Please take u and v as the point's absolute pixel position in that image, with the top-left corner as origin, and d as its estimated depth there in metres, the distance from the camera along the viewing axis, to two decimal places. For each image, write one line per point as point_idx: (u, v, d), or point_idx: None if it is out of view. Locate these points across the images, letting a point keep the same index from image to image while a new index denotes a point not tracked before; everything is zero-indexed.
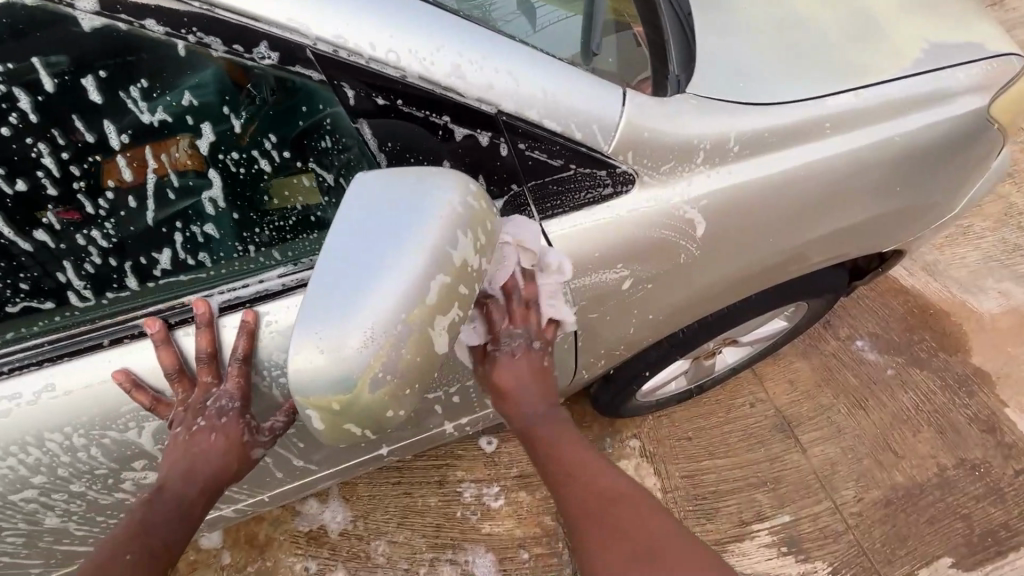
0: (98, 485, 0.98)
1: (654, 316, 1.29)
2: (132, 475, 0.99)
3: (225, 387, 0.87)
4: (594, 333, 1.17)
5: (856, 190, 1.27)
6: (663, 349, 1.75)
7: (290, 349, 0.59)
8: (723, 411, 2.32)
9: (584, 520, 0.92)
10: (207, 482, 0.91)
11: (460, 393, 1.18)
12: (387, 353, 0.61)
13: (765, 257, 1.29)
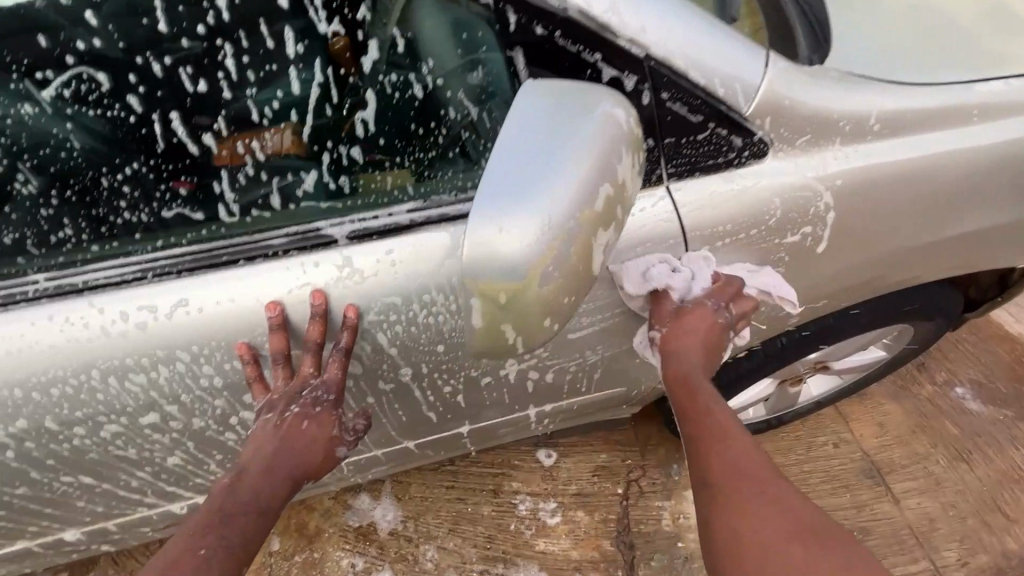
0: (205, 415, 1.00)
1: (764, 309, 1.22)
2: (236, 408, 1.00)
3: (324, 379, 0.92)
4: (699, 344, 1.03)
5: (997, 188, 1.17)
6: (754, 360, 1.62)
7: (466, 231, 0.57)
8: (805, 448, 2.27)
9: (745, 486, 0.86)
10: (293, 476, 0.93)
11: (556, 369, 1.16)
12: (557, 248, 0.59)
13: (889, 257, 1.20)
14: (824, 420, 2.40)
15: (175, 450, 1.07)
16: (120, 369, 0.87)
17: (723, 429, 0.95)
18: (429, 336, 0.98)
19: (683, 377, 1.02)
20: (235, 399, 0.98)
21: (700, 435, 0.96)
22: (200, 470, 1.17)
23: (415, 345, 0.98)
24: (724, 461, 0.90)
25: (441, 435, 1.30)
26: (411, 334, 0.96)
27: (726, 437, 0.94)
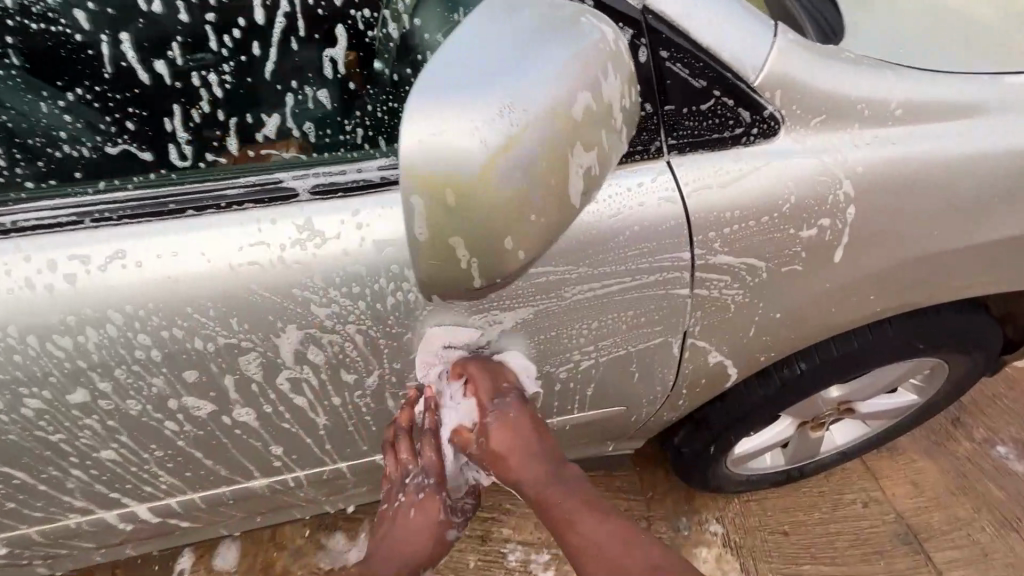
0: (143, 397, 0.89)
1: (780, 317, 1.09)
2: (176, 391, 0.89)
3: (422, 465, 1.01)
4: (528, 447, 0.99)
5: None
6: (770, 391, 1.45)
7: (408, 104, 0.52)
8: (828, 505, 2.11)
9: (589, 546, 0.92)
10: (405, 567, 1.00)
11: (545, 375, 1.04)
12: (514, 142, 0.52)
13: (918, 262, 1.08)
14: (849, 474, 2.17)
15: (107, 441, 0.96)
16: (44, 330, 0.77)
17: (577, 506, 0.97)
18: (397, 309, 0.88)
19: (549, 487, 0.99)
20: (178, 380, 0.87)
21: (562, 510, 0.96)
22: (139, 468, 1.04)
23: (381, 320, 0.88)
24: (598, 562, 0.90)
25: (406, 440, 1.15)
26: (374, 304, 0.86)
27: (576, 505, 0.97)
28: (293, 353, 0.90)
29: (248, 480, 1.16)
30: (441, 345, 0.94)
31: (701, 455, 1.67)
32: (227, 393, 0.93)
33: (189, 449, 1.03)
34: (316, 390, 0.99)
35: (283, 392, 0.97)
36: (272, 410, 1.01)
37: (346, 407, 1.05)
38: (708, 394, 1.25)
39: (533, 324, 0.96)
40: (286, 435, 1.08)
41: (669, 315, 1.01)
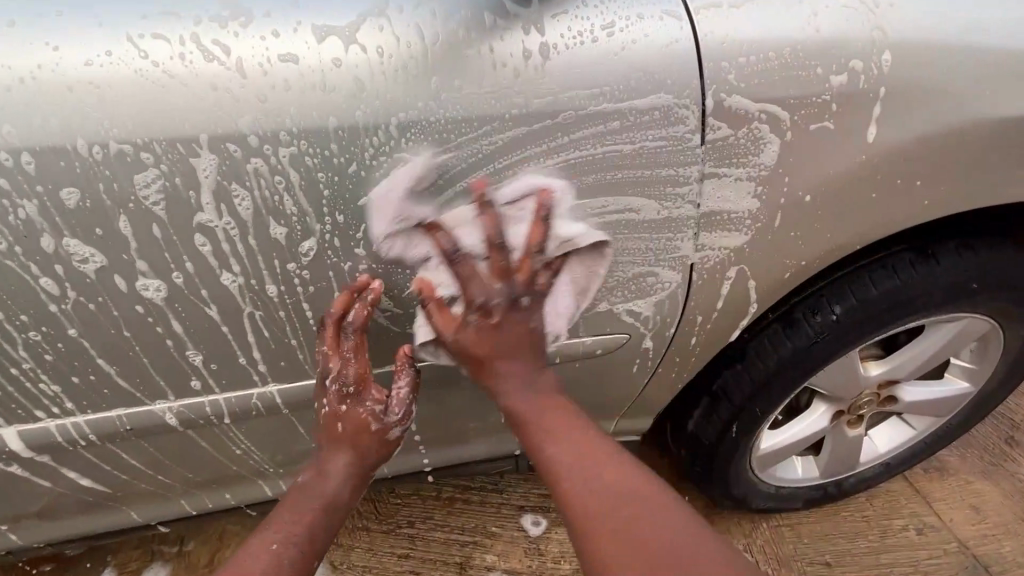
0: (14, 230, 0.72)
1: (811, 198, 0.92)
2: (59, 223, 0.72)
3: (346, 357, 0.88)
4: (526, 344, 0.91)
5: None
6: (801, 344, 1.19)
7: None
8: (877, 532, 1.74)
9: (631, 519, 0.76)
10: (353, 474, 0.93)
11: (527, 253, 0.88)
12: None
13: (966, 138, 0.92)
14: (897, 496, 1.83)
15: None
16: None
17: (574, 458, 0.84)
18: (338, 123, 0.73)
19: (535, 404, 0.90)
20: (58, 207, 0.71)
21: (581, 461, 0.83)
22: (11, 365, 0.84)
23: (320, 138, 0.73)
24: (599, 511, 0.77)
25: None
26: (310, 111, 0.72)
27: (564, 442, 0.86)
28: (209, 185, 0.73)
29: (153, 403, 0.93)
30: (399, 183, 0.78)
31: (720, 443, 1.37)
32: (125, 239, 0.75)
33: (77, 335, 0.83)
34: (239, 256, 0.80)
35: (196, 254, 0.79)
36: (184, 286, 0.82)
37: (277, 289, 0.85)
38: (720, 314, 1.06)
39: (510, 167, 0.80)
40: (202, 334, 0.87)
41: (673, 173, 0.86)
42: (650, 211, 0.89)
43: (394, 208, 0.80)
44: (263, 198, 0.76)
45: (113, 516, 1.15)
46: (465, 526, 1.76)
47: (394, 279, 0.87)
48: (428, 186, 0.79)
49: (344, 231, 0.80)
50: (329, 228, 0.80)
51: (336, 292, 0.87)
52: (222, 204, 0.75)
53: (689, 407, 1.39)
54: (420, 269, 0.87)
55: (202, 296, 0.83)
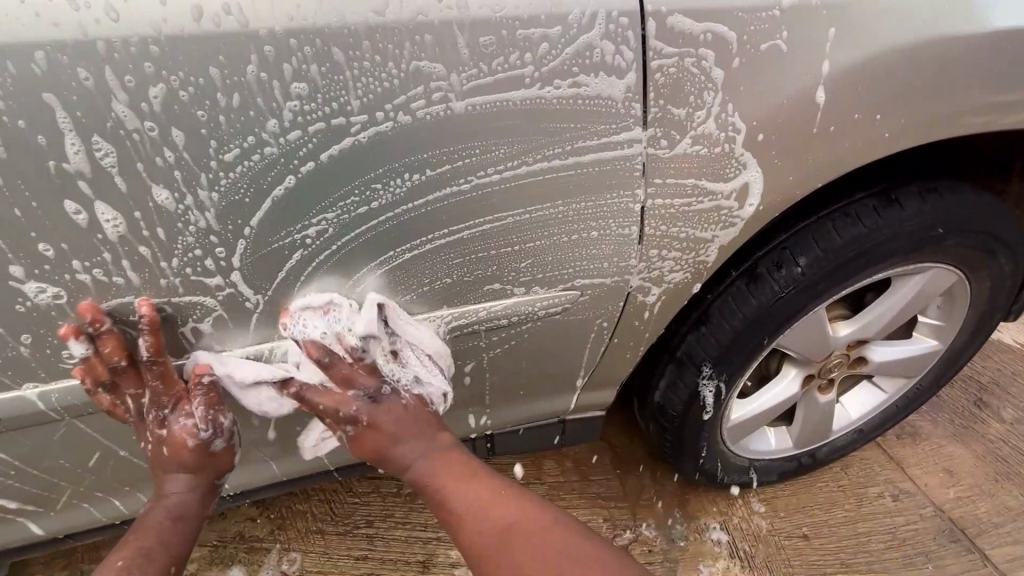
0: None
1: (763, 137, 0.86)
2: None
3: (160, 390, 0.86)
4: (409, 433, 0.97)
5: None
6: (767, 302, 1.13)
7: None
8: (853, 501, 1.70)
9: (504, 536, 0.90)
10: (191, 484, 0.95)
11: (451, 217, 0.79)
12: None
13: (921, 65, 0.86)
14: (871, 464, 1.79)
15: None
16: None
17: (444, 479, 0.96)
18: (217, 45, 0.63)
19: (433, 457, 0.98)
20: None
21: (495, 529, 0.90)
22: None
23: (194, 63, 0.63)
24: (464, 523, 0.93)
25: (263, 311, 0.82)
26: (177, 30, 0.62)
27: (465, 484, 0.96)
28: (65, 126, 0.63)
29: (24, 387, 0.80)
30: (295, 117, 0.68)
31: (689, 413, 1.30)
32: None
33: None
34: (112, 213, 0.69)
35: (57, 214, 0.68)
36: (52, 260, 0.70)
37: (162, 252, 0.74)
38: (676, 271, 0.98)
39: (428, 99, 0.71)
40: (77, 309, 0.75)
41: (615, 102, 0.77)
42: (593, 148, 0.79)
43: (292, 145, 0.70)
44: (130, 139, 0.65)
45: (11, 533, 1.02)
46: (426, 523, 1.64)
47: (298, 230, 0.76)
48: (333, 118, 0.69)
49: (238, 177, 0.70)
50: (216, 175, 0.69)
51: (237, 249, 0.76)
52: (80, 146, 0.64)
53: (655, 377, 1.31)
54: (331, 218, 0.76)
55: (73, 263, 0.72)
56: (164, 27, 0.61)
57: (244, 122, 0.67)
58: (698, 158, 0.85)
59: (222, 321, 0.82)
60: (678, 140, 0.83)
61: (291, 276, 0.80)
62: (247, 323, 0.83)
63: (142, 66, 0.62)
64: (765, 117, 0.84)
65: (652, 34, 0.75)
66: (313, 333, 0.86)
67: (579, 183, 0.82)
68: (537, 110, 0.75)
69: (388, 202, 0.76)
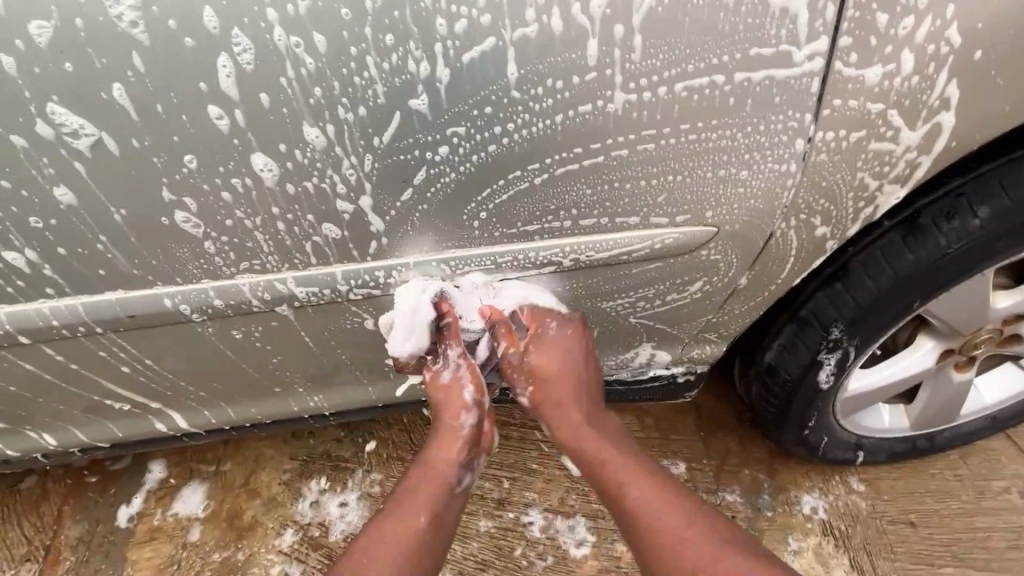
0: None
1: (981, 56, 0.65)
2: (24, 78, 0.55)
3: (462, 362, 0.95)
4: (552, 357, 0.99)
5: None
6: (926, 257, 0.96)
7: None
8: (972, 493, 1.53)
9: (615, 457, 0.91)
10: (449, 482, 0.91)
11: (594, 136, 0.67)
12: None
13: None
14: (999, 454, 1.59)
15: None
16: None
17: (618, 450, 0.93)
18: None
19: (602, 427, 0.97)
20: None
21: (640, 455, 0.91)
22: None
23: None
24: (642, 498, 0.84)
25: (383, 238, 0.75)
26: None
27: (635, 467, 0.89)
28: (210, 19, 0.54)
29: (163, 288, 0.75)
30: (438, 15, 0.57)
31: (809, 380, 1.17)
32: (118, 105, 0.57)
33: (67, 226, 0.66)
34: (254, 132, 0.61)
35: (201, 122, 0.60)
36: (194, 172, 0.63)
37: (298, 174, 0.66)
38: (829, 223, 0.81)
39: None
40: (213, 227, 0.69)
41: (789, 14, 0.60)
42: (764, 60, 0.63)
43: (433, 49, 0.59)
44: (278, 50, 0.56)
45: (136, 430, 1.08)
46: (503, 462, 1.65)
47: (418, 146, 0.65)
48: (480, 16, 0.57)
49: (380, 85, 0.60)
50: (352, 87, 0.60)
51: (359, 167, 0.66)
52: (226, 58, 0.56)
53: (772, 337, 1.18)
54: (462, 133, 0.65)
55: (209, 179, 0.64)
56: None
57: (377, 19, 0.56)
58: (905, 85, 0.66)
59: (343, 247, 0.75)
60: (869, 66, 0.64)
61: (411, 198, 0.70)
62: (355, 242, 0.74)
63: None
64: (1004, 26, 0.63)
65: None
66: (424, 255, 0.78)
67: (742, 104, 0.66)
68: (705, 11, 0.59)
69: (525, 118, 0.65)
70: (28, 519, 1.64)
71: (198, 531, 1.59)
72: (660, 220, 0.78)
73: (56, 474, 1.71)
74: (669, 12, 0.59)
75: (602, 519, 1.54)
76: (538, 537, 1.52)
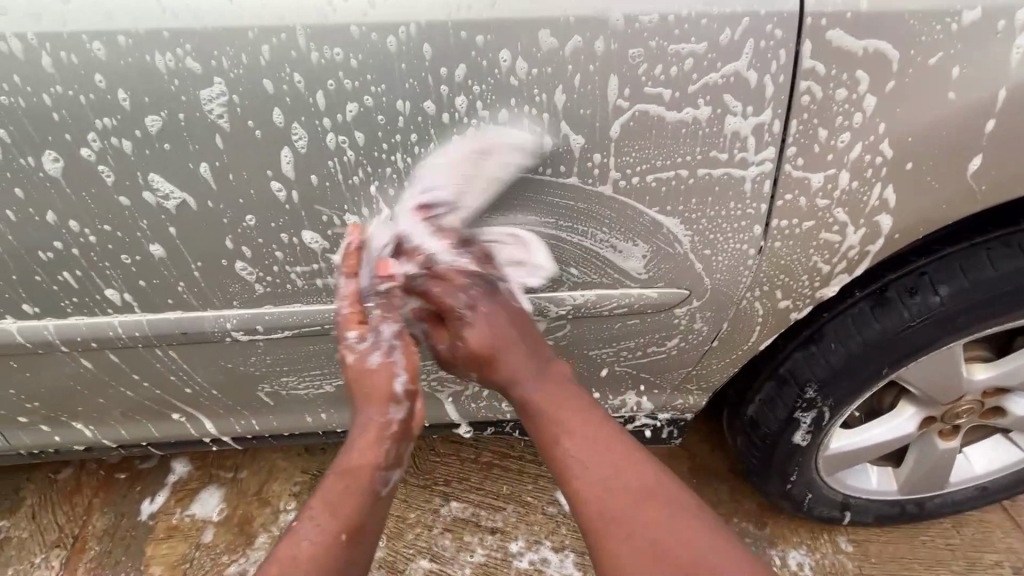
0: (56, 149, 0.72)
1: (912, 166, 0.77)
2: (134, 155, 0.73)
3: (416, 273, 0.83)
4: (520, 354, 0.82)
5: None
6: (890, 329, 1.05)
7: None
8: (963, 564, 1.53)
9: (572, 445, 0.75)
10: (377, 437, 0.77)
11: (580, 211, 0.81)
12: None
13: None
14: (993, 528, 1.58)
15: (44, 237, 0.79)
16: None
17: (573, 425, 0.77)
18: (399, 54, 0.67)
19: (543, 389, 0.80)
20: (120, 127, 0.70)
21: (611, 446, 0.75)
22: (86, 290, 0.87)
23: (380, 69, 0.68)
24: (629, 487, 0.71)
25: None
26: (366, 43, 0.67)
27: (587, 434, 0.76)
28: (277, 117, 0.71)
29: (213, 313, 0.90)
30: (454, 126, 0.72)
31: (788, 436, 1.24)
32: (202, 178, 0.75)
33: (150, 262, 0.83)
34: (303, 202, 0.78)
35: (263, 192, 0.77)
36: (252, 227, 0.80)
37: (333, 232, 0.81)
38: (789, 295, 0.94)
39: (553, 114, 0.72)
40: (261, 271, 0.85)
41: (739, 135, 0.75)
42: (722, 161, 0.77)
43: (449, 148, 0.74)
44: (327, 143, 0.73)
45: (173, 433, 1.22)
46: (499, 493, 1.73)
47: (433, 215, 0.80)
48: (485, 125, 0.72)
49: (403, 171, 0.76)
50: (382, 172, 0.75)
51: (382, 230, 0.81)
52: (287, 150, 0.73)
53: (754, 391, 1.26)
54: (463, 209, 0.80)
55: (263, 233, 0.81)
56: (352, 32, 0.66)
57: (405, 123, 0.72)
58: (845, 188, 0.79)
59: None
60: (814, 170, 0.78)
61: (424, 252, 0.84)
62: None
63: (324, 77, 0.68)
64: (930, 146, 0.76)
65: (817, 49, 0.69)
66: None
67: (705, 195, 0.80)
68: (673, 125, 0.73)
69: (516, 199, 0.79)
70: (61, 508, 1.78)
71: (211, 533, 1.71)
72: (633, 277, 0.90)
73: (90, 468, 1.86)
74: (645, 124, 0.73)
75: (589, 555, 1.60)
76: (527, 568, 1.58)
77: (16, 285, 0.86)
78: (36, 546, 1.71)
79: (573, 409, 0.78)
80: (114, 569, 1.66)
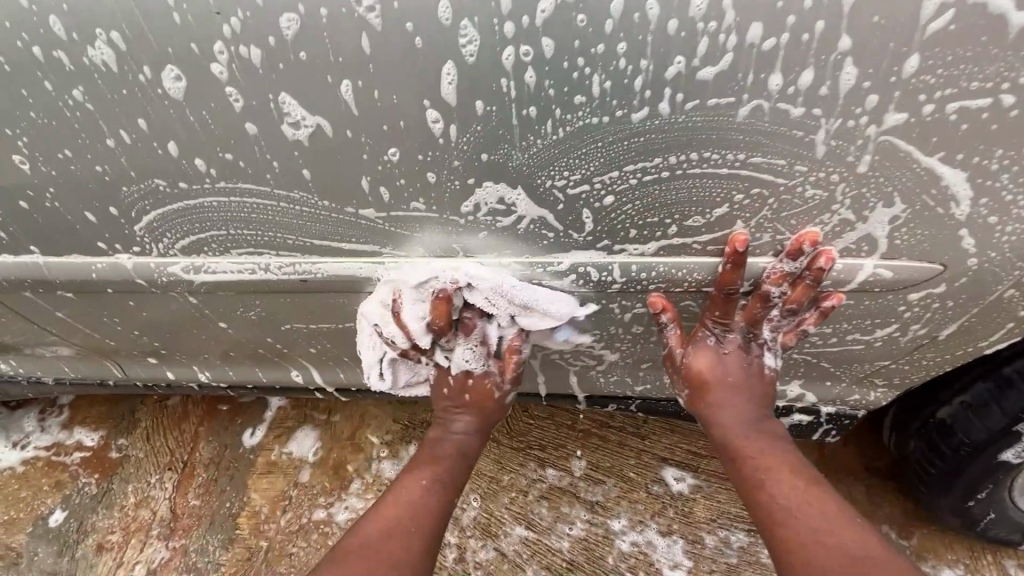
0: (182, 64, 0.62)
1: None
2: (266, 69, 0.61)
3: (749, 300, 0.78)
4: (743, 395, 0.83)
5: None
6: None
7: None
8: None
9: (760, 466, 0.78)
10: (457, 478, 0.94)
11: (835, 156, 0.61)
12: None
13: None
14: None
15: (169, 173, 0.73)
16: None
17: (771, 468, 0.77)
18: None
19: (754, 436, 0.81)
20: (249, 29, 0.58)
21: (797, 477, 0.75)
22: (206, 228, 0.79)
23: None
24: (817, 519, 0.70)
25: (560, 239, 0.74)
26: None
27: (790, 478, 0.75)
28: (444, 12, 0.55)
29: (336, 258, 0.81)
30: (681, 36, 0.54)
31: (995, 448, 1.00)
32: (342, 102, 0.63)
33: (271, 205, 0.74)
34: (464, 137, 0.64)
35: (416, 121, 0.63)
36: (393, 163, 0.68)
37: (488, 172, 0.67)
38: None
39: (832, 19, 0.52)
40: (398, 217, 0.74)
41: None
42: None
43: (665, 71, 0.56)
44: (505, 58, 0.57)
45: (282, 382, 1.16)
46: (598, 465, 1.61)
47: (626, 153, 0.63)
48: (719, 34, 0.54)
49: (597, 97, 0.59)
50: (568, 96, 0.59)
51: (559, 172, 0.66)
52: (452, 66, 0.58)
53: (954, 390, 1.03)
54: (660, 146, 0.62)
55: (410, 171, 0.68)
56: None
57: (614, 25, 0.54)
58: None
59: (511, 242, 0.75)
60: None
61: (607, 197, 0.67)
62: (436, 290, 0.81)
63: None
64: None
65: None
66: (595, 255, 0.75)
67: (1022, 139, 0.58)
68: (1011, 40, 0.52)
69: (740, 135, 0.60)
70: (172, 434, 1.84)
71: (308, 473, 1.71)
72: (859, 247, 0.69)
73: (197, 398, 1.92)
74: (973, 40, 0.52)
75: (701, 545, 1.45)
76: (630, 549, 1.46)
77: (139, 220, 0.79)
78: (151, 467, 1.78)
79: (780, 458, 0.78)
80: (221, 497, 1.69)
